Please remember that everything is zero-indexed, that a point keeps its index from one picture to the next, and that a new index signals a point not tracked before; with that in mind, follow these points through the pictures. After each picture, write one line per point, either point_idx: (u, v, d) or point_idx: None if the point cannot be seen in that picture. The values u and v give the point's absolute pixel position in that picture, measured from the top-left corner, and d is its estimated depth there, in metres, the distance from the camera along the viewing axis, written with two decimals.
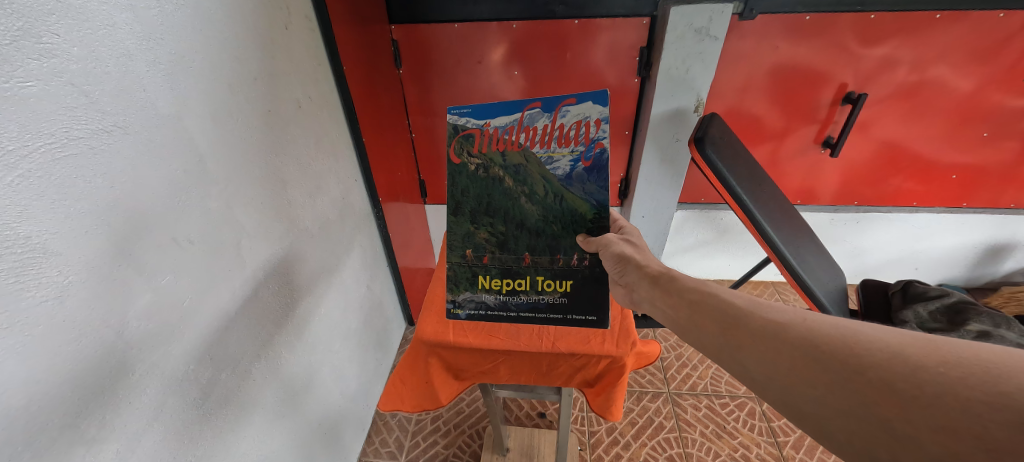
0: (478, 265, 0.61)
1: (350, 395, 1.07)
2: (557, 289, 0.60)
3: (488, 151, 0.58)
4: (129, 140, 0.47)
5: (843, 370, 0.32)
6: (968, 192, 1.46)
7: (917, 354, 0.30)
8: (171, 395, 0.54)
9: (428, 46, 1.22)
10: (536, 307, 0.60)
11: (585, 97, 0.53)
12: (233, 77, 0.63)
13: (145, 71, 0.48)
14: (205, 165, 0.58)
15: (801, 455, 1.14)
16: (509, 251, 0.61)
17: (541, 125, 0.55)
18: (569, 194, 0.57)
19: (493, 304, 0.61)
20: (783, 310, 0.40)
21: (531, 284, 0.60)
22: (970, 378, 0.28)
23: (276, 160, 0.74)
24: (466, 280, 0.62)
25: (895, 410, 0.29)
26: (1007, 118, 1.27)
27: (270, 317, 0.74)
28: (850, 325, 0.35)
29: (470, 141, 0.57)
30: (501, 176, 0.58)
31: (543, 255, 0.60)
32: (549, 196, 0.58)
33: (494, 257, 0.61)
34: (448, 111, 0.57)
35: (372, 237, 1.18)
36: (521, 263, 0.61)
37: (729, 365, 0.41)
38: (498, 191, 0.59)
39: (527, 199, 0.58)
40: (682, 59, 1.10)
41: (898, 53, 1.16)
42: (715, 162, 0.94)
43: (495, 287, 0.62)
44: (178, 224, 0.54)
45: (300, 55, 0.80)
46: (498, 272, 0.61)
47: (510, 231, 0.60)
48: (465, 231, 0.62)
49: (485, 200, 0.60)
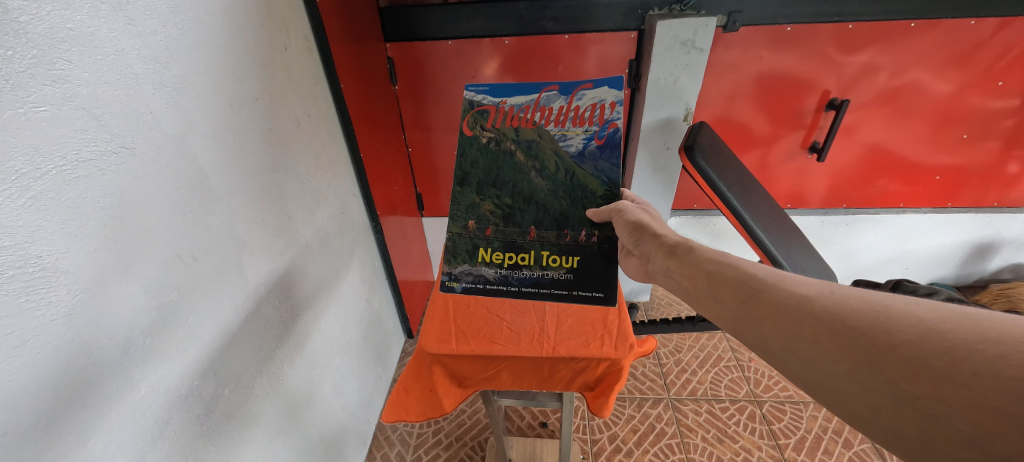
0: (480, 235, 0.60)
1: (350, 410, 1.06)
2: (563, 264, 0.58)
3: (502, 125, 0.61)
4: (134, 162, 0.48)
5: (872, 346, 0.33)
6: (952, 193, 1.49)
7: (954, 331, 0.30)
8: (176, 411, 0.54)
9: (424, 62, 1.25)
10: (541, 284, 0.58)
11: (601, 82, 0.60)
12: (236, 97, 0.64)
13: (151, 94, 0.50)
14: (208, 183, 0.59)
15: (803, 457, 1.14)
16: (514, 224, 0.61)
17: (556, 105, 0.61)
18: (580, 171, 0.60)
19: (493, 278, 0.59)
20: (807, 284, 0.41)
21: (535, 258, 0.59)
22: (1013, 356, 0.27)
23: (277, 177, 0.75)
24: (467, 252, 0.60)
25: (926, 389, 0.29)
26: (984, 120, 1.32)
27: (271, 332, 0.74)
28: (882, 300, 0.35)
29: (486, 115, 0.61)
30: (513, 151, 0.61)
31: (550, 230, 0.60)
32: (560, 172, 0.60)
33: (498, 229, 0.60)
34: (467, 87, 0.62)
35: (371, 250, 1.19)
36: (526, 236, 0.60)
37: (749, 339, 0.42)
38: (509, 165, 0.61)
39: (537, 174, 0.60)
40: (670, 70, 1.14)
41: (877, 59, 1.21)
42: (705, 169, 0.98)
43: (496, 260, 0.60)
44: (182, 241, 0.55)
45: (299, 75, 0.83)
46: (501, 245, 0.60)
47: (517, 203, 0.61)
48: (470, 201, 0.61)
49: (494, 172, 0.61)
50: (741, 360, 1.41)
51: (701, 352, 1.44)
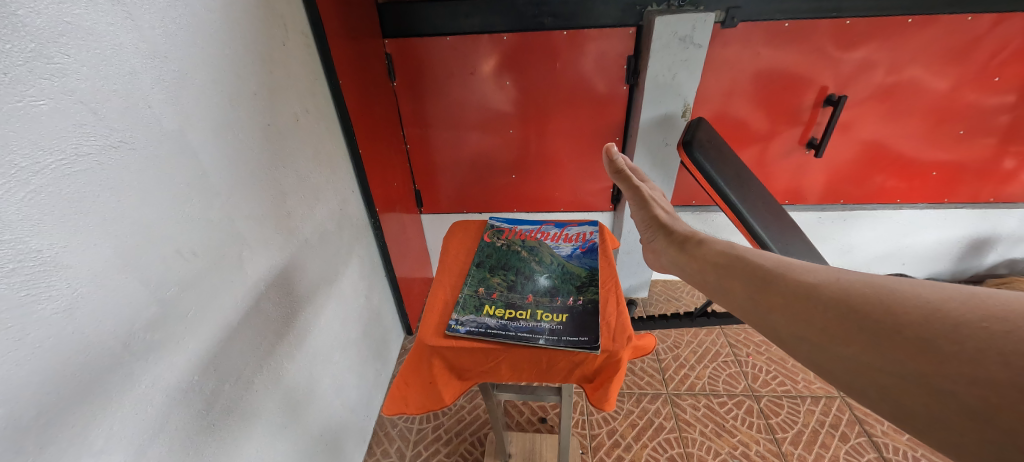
0: (486, 296, 0.64)
1: (350, 405, 1.07)
2: (554, 318, 0.60)
3: (512, 237, 0.79)
4: (133, 156, 0.48)
5: (876, 328, 0.33)
6: (949, 188, 1.50)
7: (958, 310, 0.31)
8: (177, 406, 0.55)
9: (422, 58, 1.25)
10: (534, 332, 0.57)
11: None
12: (235, 92, 0.64)
13: (150, 88, 0.50)
14: (207, 178, 0.59)
15: (800, 450, 1.14)
16: (515, 291, 0.66)
17: None
18: (569, 264, 0.71)
19: (494, 325, 0.59)
20: (814, 272, 0.42)
21: (531, 314, 0.61)
22: (1015, 332, 0.28)
23: (275, 172, 0.75)
24: (473, 306, 0.62)
25: (931, 366, 0.30)
26: (980, 116, 1.32)
27: (271, 328, 0.74)
28: (888, 284, 0.36)
29: (502, 233, 0.80)
30: (519, 250, 0.75)
31: (544, 296, 0.64)
32: (554, 263, 0.71)
33: (501, 293, 0.65)
34: None
35: (370, 247, 1.19)
36: (524, 299, 0.64)
37: (760, 326, 0.43)
38: (515, 257, 0.73)
39: (537, 263, 0.71)
40: (668, 66, 1.14)
41: (874, 56, 1.21)
42: (704, 163, 0.98)
43: (497, 314, 0.61)
44: (182, 236, 0.55)
45: (298, 71, 0.83)
46: (503, 304, 0.63)
47: (519, 279, 0.68)
48: (480, 276, 0.69)
49: (502, 260, 0.73)
50: (739, 355, 1.41)
51: (699, 347, 1.45)
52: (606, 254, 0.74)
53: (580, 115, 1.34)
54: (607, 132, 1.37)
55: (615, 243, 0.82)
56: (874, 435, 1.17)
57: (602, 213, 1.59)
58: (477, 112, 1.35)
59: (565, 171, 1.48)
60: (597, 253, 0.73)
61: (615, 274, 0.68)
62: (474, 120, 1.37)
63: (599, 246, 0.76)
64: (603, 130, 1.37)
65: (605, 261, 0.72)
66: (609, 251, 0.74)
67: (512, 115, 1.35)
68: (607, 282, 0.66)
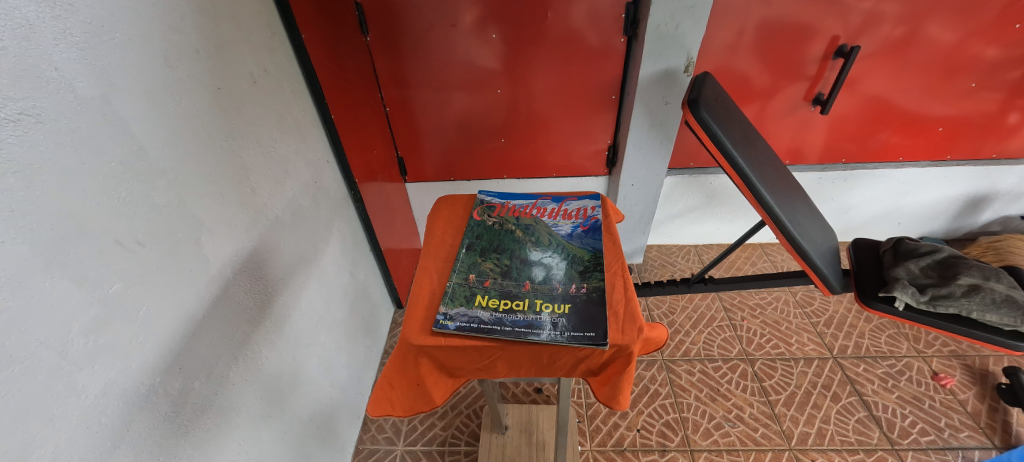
0: (479, 286, 0.58)
1: (339, 386, 1.03)
2: (556, 310, 0.54)
3: (505, 215, 0.72)
4: (43, 131, 0.39)
5: None
6: (951, 145, 1.46)
7: None
8: (137, 413, 0.49)
9: (396, 8, 1.11)
10: (534, 327, 0.52)
11: (584, 197, 0.76)
12: (171, 50, 0.54)
13: (51, 44, 0.40)
14: (147, 154, 0.50)
15: (793, 412, 1.17)
16: (511, 278, 0.60)
17: (549, 207, 0.74)
18: (570, 244, 0.65)
19: (488, 319, 0.53)
20: None
21: (529, 305, 0.55)
22: None
23: (234, 145, 0.66)
24: (463, 297, 0.56)
25: None
26: (994, 68, 1.25)
27: (244, 316, 0.68)
28: None
29: (493, 210, 0.74)
30: (513, 229, 0.69)
31: (543, 284, 0.59)
32: (553, 245, 0.65)
33: (495, 282, 0.59)
34: (482, 192, 0.77)
35: (350, 221, 1.11)
36: (521, 287, 0.58)
37: None
38: (509, 237, 0.68)
39: (534, 244, 0.65)
40: (671, 14, 1.02)
41: (888, 5, 1.12)
42: (710, 124, 0.86)
43: (491, 305, 0.55)
44: (120, 224, 0.47)
45: (249, 23, 0.71)
46: (498, 293, 0.57)
47: (513, 264, 0.62)
48: (472, 261, 0.63)
49: (495, 241, 0.66)
50: (734, 319, 1.41)
51: (694, 313, 1.44)
52: (609, 231, 0.69)
53: (573, 70, 1.23)
54: (603, 90, 1.28)
55: (618, 217, 0.76)
56: (864, 394, 1.20)
57: (595, 178, 1.53)
58: (462, 70, 1.23)
59: (556, 132, 1.39)
60: (600, 230, 0.68)
61: (620, 254, 0.62)
62: (459, 78, 1.26)
63: (602, 223, 0.70)
64: (599, 88, 1.27)
65: (609, 239, 0.66)
66: (612, 227, 0.69)
67: (499, 72, 1.24)
68: (612, 266, 0.61)
